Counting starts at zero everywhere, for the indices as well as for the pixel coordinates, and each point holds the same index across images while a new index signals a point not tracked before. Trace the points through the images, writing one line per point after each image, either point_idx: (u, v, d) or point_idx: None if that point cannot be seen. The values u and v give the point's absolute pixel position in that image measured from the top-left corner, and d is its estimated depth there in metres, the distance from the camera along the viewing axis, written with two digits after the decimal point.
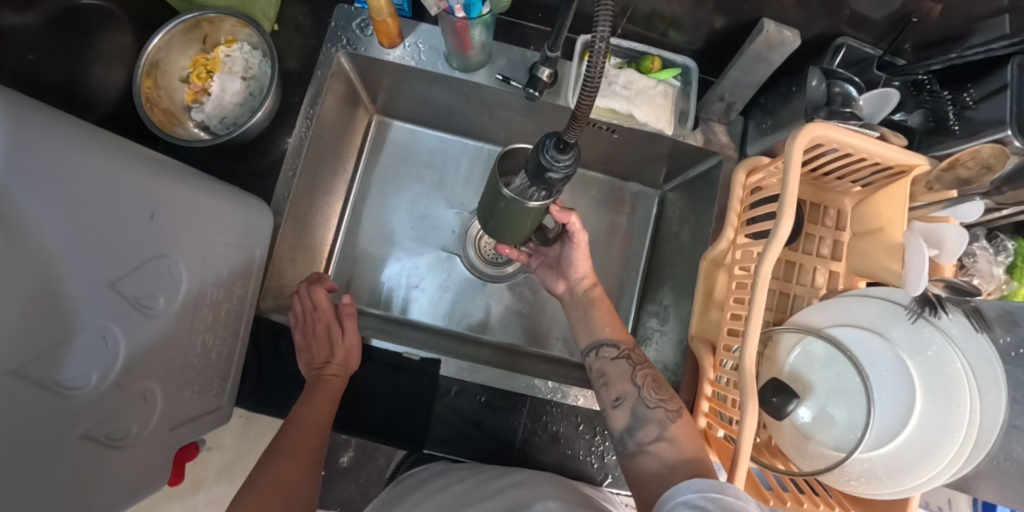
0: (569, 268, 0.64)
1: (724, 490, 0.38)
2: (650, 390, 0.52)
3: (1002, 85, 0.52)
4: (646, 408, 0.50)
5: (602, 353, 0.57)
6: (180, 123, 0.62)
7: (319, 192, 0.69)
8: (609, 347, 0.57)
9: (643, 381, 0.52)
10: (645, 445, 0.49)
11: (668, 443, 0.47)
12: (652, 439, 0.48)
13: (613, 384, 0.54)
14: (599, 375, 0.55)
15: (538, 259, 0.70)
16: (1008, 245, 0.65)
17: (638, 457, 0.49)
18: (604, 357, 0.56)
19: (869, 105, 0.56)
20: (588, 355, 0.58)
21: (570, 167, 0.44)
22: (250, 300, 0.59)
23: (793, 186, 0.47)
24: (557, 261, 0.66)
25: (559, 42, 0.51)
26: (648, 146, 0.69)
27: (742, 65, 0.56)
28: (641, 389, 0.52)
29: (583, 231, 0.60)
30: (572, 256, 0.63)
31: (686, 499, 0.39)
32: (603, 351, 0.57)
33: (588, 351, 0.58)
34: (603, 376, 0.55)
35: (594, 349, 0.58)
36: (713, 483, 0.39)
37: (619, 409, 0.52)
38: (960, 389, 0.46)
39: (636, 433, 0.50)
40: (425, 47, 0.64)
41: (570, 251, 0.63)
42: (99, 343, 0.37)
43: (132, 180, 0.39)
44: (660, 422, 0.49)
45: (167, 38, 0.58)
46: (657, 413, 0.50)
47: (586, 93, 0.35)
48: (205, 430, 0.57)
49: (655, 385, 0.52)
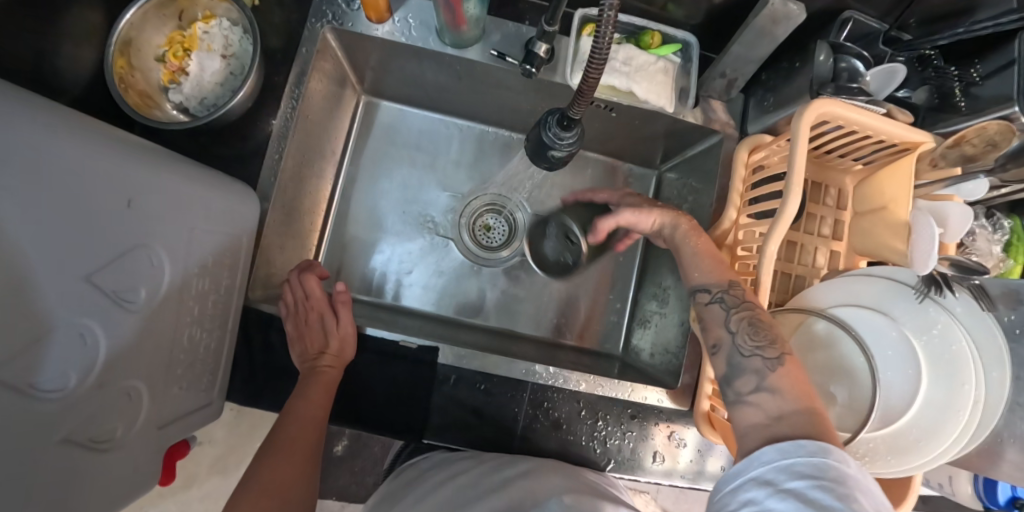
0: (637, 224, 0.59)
1: (797, 453, 0.35)
2: (745, 335, 0.44)
3: (1010, 61, 0.50)
4: (741, 357, 0.43)
5: (696, 298, 0.49)
6: (157, 105, 0.58)
7: (307, 176, 0.66)
8: (702, 292, 0.49)
9: (738, 326, 0.45)
10: (745, 396, 0.42)
11: (770, 395, 0.40)
12: (752, 390, 0.42)
13: (709, 330, 0.47)
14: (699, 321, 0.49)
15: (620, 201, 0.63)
16: (1005, 224, 0.65)
17: (737, 409, 0.43)
18: (698, 303, 0.49)
19: (875, 81, 0.55)
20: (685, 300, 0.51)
21: (574, 144, 0.43)
22: (237, 290, 0.56)
23: (800, 164, 0.45)
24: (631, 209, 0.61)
25: (557, 16, 0.48)
26: (646, 125, 0.68)
27: (745, 40, 0.54)
28: (735, 335, 0.44)
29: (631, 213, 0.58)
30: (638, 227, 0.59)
31: (756, 472, 0.36)
32: (699, 297, 0.49)
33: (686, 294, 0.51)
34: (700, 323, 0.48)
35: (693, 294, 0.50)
36: (784, 448, 0.36)
37: (717, 356, 0.45)
38: (965, 367, 0.46)
39: (735, 382, 0.43)
40: (415, 22, 0.61)
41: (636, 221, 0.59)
42: (78, 341, 0.35)
43: (106, 165, 0.36)
44: (757, 371, 0.42)
45: (140, 13, 0.55)
46: (753, 362, 0.42)
47: (594, 67, 0.35)
48: (196, 426, 0.55)
49: (751, 328, 0.44)
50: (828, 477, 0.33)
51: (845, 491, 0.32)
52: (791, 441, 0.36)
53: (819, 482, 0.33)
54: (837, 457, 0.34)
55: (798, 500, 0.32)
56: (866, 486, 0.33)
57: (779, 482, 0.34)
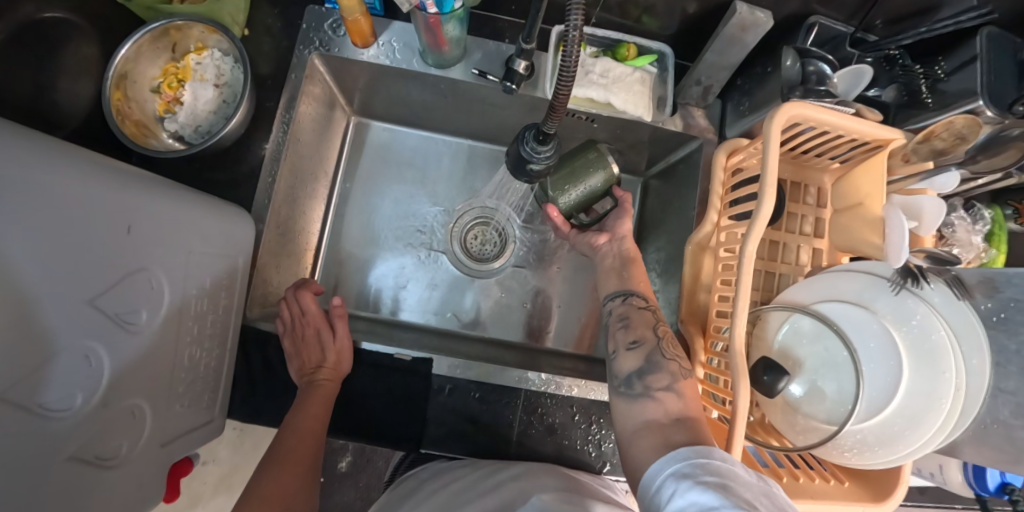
0: (613, 223, 0.65)
1: (709, 455, 0.38)
2: (669, 343, 0.51)
3: (973, 56, 0.53)
4: (661, 357, 0.50)
5: (630, 301, 0.56)
6: (153, 134, 0.60)
7: (300, 196, 0.68)
8: (638, 297, 0.57)
9: (664, 333, 0.52)
10: (653, 390, 0.47)
11: (676, 395, 0.46)
12: (661, 386, 0.47)
13: (634, 328, 0.53)
14: (621, 319, 0.55)
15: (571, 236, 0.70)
16: (985, 214, 0.66)
17: (639, 401, 0.47)
18: (631, 304, 0.56)
19: (843, 82, 0.57)
20: (612, 300, 0.58)
21: (552, 157, 0.44)
22: (235, 309, 0.58)
23: (772, 165, 0.47)
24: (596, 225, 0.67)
25: (533, 34, 0.50)
26: (627, 133, 0.70)
27: (716, 48, 0.56)
28: (660, 339, 0.51)
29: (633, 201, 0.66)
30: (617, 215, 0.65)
31: (674, 468, 0.38)
32: (632, 299, 0.56)
33: (613, 297, 0.58)
34: (624, 321, 0.54)
35: (622, 296, 0.57)
36: (699, 450, 0.39)
37: (634, 351, 0.51)
38: (946, 357, 0.47)
39: (646, 376, 0.48)
40: (399, 44, 0.63)
41: (615, 217, 0.66)
42: (82, 362, 0.37)
43: (104, 193, 0.38)
44: (672, 374, 0.48)
45: (134, 47, 0.57)
46: (671, 365, 0.49)
47: (563, 83, 0.36)
48: (199, 443, 0.56)
49: (674, 340, 0.52)
50: (736, 477, 0.36)
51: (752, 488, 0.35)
52: (702, 447, 0.40)
53: (729, 479, 0.35)
54: (740, 464, 0.38)
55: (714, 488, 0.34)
56: (767, 488, 0.36)
57: (695, 475, 0.36)
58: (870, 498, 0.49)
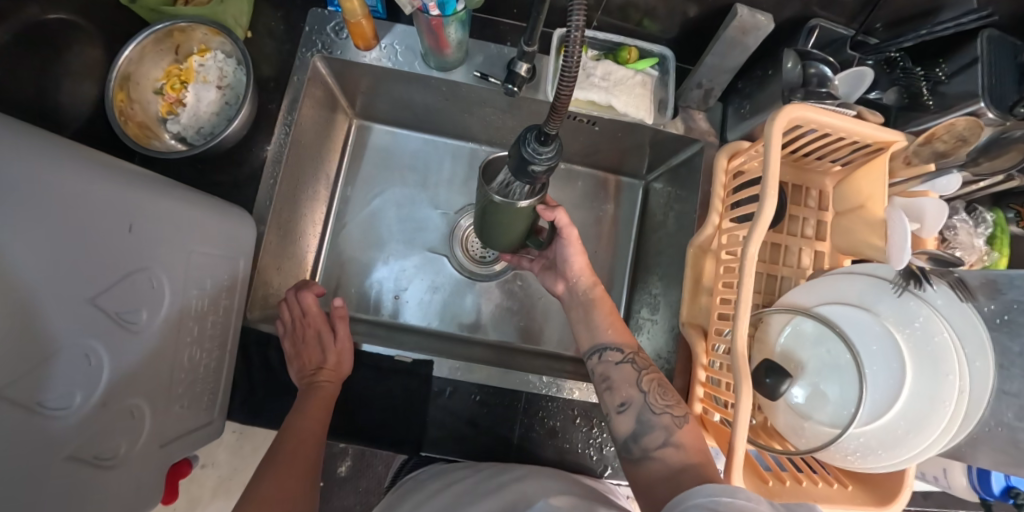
0: (566, 268, 0.64)
1: (735, 494, 0.37)
2: (656, 395, 0.51)
3: (973, 59, 0.53)
4: (651, 413, 0.50)
5: (606, 357, 0.56)
6: (155, 136, 0.60)
7: (301, 198, 0.69)
8: (613, 351, 0.56)
9: (648, 386, 0.52)
10: (650, 451, 0.48)
11: (674, 448, 0.47)
12: (659, 444, 0.48)
13: (618, 389, 0.53)
14: (604, 378, 0.55)
15: (539, 261, 0.70)
16: (987, 217, 0.66)
17: (643, 463, 0.48)
18: (607, 361, 0.56)
19: (844, 84, 0.57)
20: (590, 358, 0.57)
21: (553, 158, 0.44)
22: (236, 311, 0.58)
23: (774, 168, 0.47)
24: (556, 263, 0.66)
25: (535, 37, 0.50)
26: (628, 136, 0.70)
27: (716, 51, 0.56)
28: (646, 394, 0.52)
29: (572, 226, 0.61)
30: (567, 254, 0.63)
31: (700, 501, 0.38)
32: (608, 355, 0.56)
33: (590, 354, 0.58)
34: (607, 382, 0.55)
35: (598, 352, 0.57)
36: (726, 488, 0.38)
37: (625, 413, 0.51)
38: (949, 359, 0.47)
39: (641, 439, 0.49)
40: (401, 47, 0.63)
41: (564, 247, 0.63)
42: (83, 361, 0.37)
43: (106, 192, 0.38)
44: (666, 427, 0.49)
45: (138, 49, 0.57)
46: (663, 419, 0.49)
47: (565, 84, 0.36)
48: (198, 445, 0.55)
49: (661, 389, 0.52)
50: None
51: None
52: (733, 486, 0.39)
53: None
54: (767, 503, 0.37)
55: None
56: None
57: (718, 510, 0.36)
58: (874, 503, 0.49)
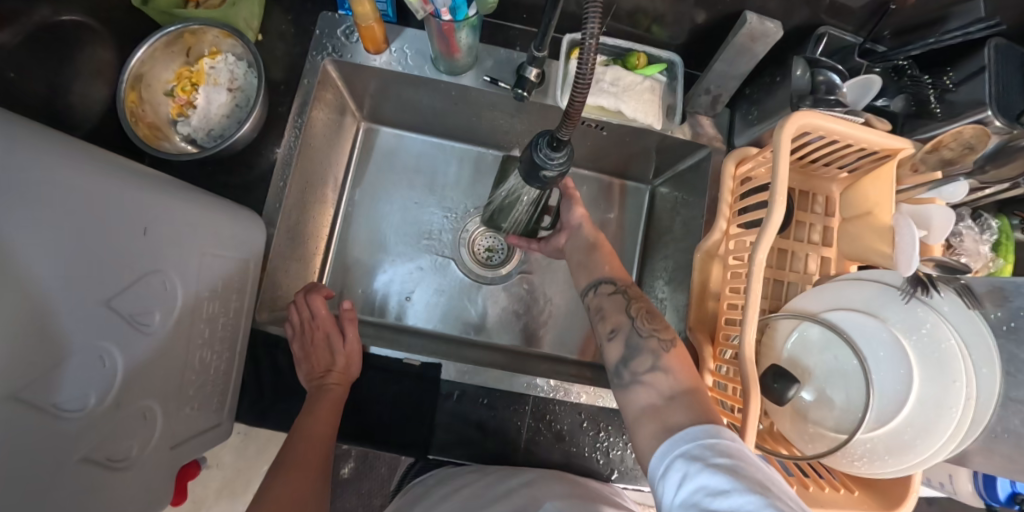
0: (568, 217, 0.65)
1: (718, 435, 0.39)
2: (643, 320, 0.52)
3: (982, 67, 0.53)
4: (639, 337, 0.51)
5: (600, 290, 0.57)
6: (165, 137, 0.61)
7: (310, 201, 0.69)
8: (608, 284, 0.57)
9: (637, 312, 0.53)
10: (639, 375, 0.48)
11: (663, 373, 0.47)
12: (647, 369, 0.48)
13: (609, 318, 0.54)
14: (598, 309, 0.56)
15: (538, 243, 0.70)
16: (993, 224, 0.67)
17: (631, 388, 0.49)
18: (602, 294, 0.57)
19: (852, 92, 0.58)
20: (586, 293, 0.58)
21: (565, 163, 0.45)
22: (246, 312, 0.58)
23: (783, 174, 0.47)
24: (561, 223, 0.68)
25: (546, 42, 0.50)
26: (635, 141, 0.70)
27: (725, 58, 0.56)
28: (634, 319, 0.52)
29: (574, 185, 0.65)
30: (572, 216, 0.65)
31: (684, 449, 0.39)
32: (602, 287, 0.57)
33: (587, 289, 0.59)
34: (601, 312, 0.56)
35: (593, 287, 0.58)
36: (707, 429, 0.39)
37: (615, 340, 0.52)
38: (955, 364, 0.47)
39: (631, 363, 0.50)
40: (411, 51, 0.64)
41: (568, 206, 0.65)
42: (97, 363, 0.37)
43: (120, 195, 0.38)
44: (653, 352, 0.49)
45: (150, 50, 0.57)
46: (650, 342, 0.50)
47: (579, 91, 0.36)
48: (208, 446, 0.55)
49: (648, 315, 0.53)
50: (746, 457, 0.36)
51: (760, 470, 0.35)
52: (712, 425, 0.40)
53: (738, 461, 0.36)
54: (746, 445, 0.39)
55: (727, 472, 0.35)
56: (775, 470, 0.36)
57: (707, 457, 0.37)
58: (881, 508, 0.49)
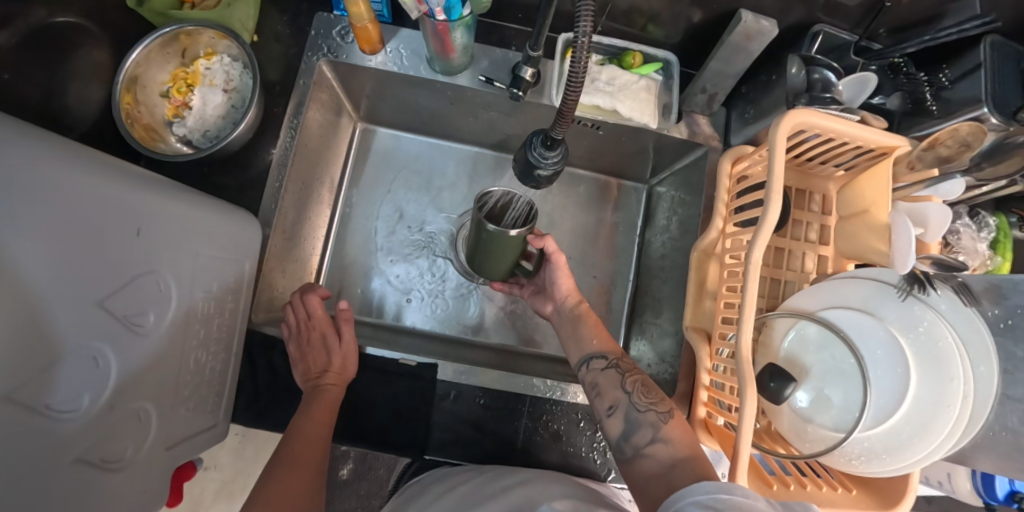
0: (553, 289, 0.66)
1: (732, 491, 0.37)
2: (640, 394, 0.52)
3: (977, 64, 0.53)
4: (637, 412, 0.51)
5: (592, 365, 0.57)
6: (161, 138, 0.61)
7: (306, 202, 0.69)
8: (598, 359, 0.57)
9: (632, 387, 0.53)
10: (641, 449, 0.48)
11: (663, 444, 0.47)
12: (648, 442, 0.48)
13: (605, 393, 0.54)
14: (591, 386, 0.56)
15: (529, 288, 0.71)
16: (991, 222, 0.66)
17: (635, 461, 0.48)
18: (594, 369, 0.56)
19: (848, 90, 0.57)
20: (578, 369, 0.58)
21: (559, 163, 0.45)
22: (241, 313, 0.58)
23: (779, 172, 0.47)
24: (544, 285, 0.68)
25: (541, 41, 0.50)
26: (631, 140, 0.70)
27: (721, 56, 0.56)
28: (631, 395, 0.52)
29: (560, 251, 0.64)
30: (555, 277, 0.65)
31: (697, 499, 0.38)
32: (594, 363, 0.57)
33: (579, 365, 0.59)
34: (595, 388, 0.55)
35: (585, 362, 0.58)
36: (721, 485, 0.38)
37: (614, 416, 0.52)
38: (953, 363, 0.47)
39: (632, 437, 0.49)
40: (406, 51, 0.64)
41: (553, 271, 0.66)
42: (91, 364, 0.37)
43: (114, 195, 0.38)
44: (652, 424, 0.49)
45: (145, 52, 0.57)
46: (648, 416, 0.50)
47: (571, 90, 0.37)
48: (203, 447, 0.55)
49: (644, 389, 0.53)
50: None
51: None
52: (728, 482, 0.39)
53: None
54: (765, 500, 0.37)
55: None
56: None
57: (717, 509, 0.36)
58: (879, 507, 0.49)
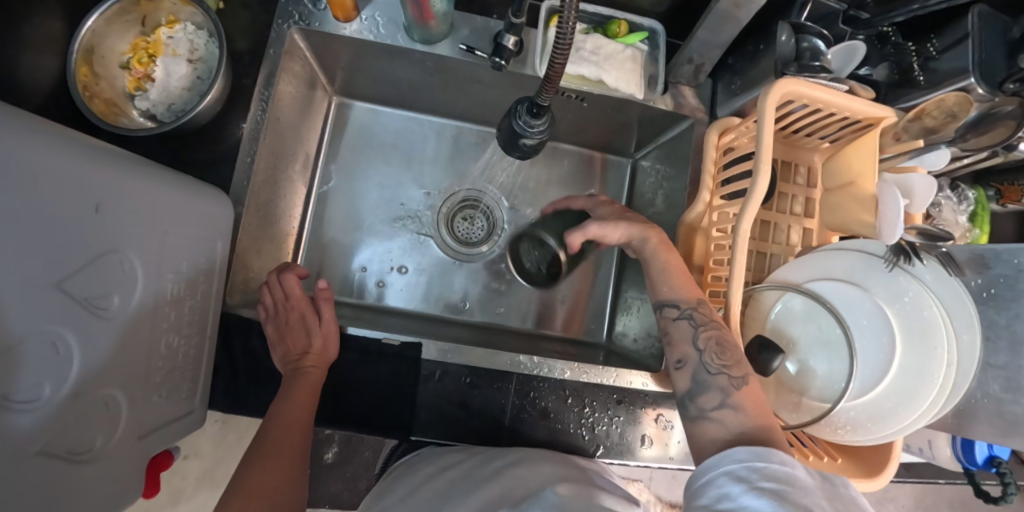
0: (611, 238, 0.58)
1: (769, 459, 0.37)
2: (713, 354, 0.46)
3: (965, 35, 0.52)
4: (707, 373, 0.46)
5: (663, 311, 0.51)
6: (123, 113, 0.57)
7: (279, 177, 0.66)
8: (671, 307, 0.50)
9: (706, 345, 0.47)
10: (707, 412, 0.45)
11: (733, 411, 0.43)
12: (716, 406, 0.44)
13: (676, 345, 0.49)
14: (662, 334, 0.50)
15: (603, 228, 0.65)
16: (970, 195, 0.67)
17: (699, 422, 0.45)
18: (665, 315, 0.50)
19: (837, 58, 0.56)
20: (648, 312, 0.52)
21: (545, 131, 0.45)
22: (215, 295, 0.56)
23: (767, 143, 0.46)
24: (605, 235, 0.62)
25: (524, 8, 0.49)
26: (617, 113, 0.68)
27: (709, 25, 0.55)
28: (703, 353, 0.46)
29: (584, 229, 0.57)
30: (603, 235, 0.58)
31: (730, 468, 0.38)
32: (666, 310, 0.50)
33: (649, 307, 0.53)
34: (665, 337, 0.50)
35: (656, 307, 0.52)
36: (757, 452, 0.38)
37: (681, 371, 0.47)
38: (937, 332, 0.47)
39: (698, 398, 0.46)
40: (383, 19, 0.60)
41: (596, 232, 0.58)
42: (51, 349, 0.35)
43: (73, 169, 0.36)
44: (723, 389, 0.45)
45: (101, 19, 0.53)
46: (719, 380, 0.45)
47: (558, 55, 0.36)
48: (180, 435, 0.53)
49: (718, 348, 0.46)
50: (796, 482, 0.35)
51: (813, 495, 0.34)
52: (763, 447, 0.38)
53: (788, 487, 0.35)
54: (804, 468, 0.37)
55: (773, 497, 0.34)
56: (829, 493, 0.35)
57: (752, 480, 0.36)
58: (863, 474, 0.49)
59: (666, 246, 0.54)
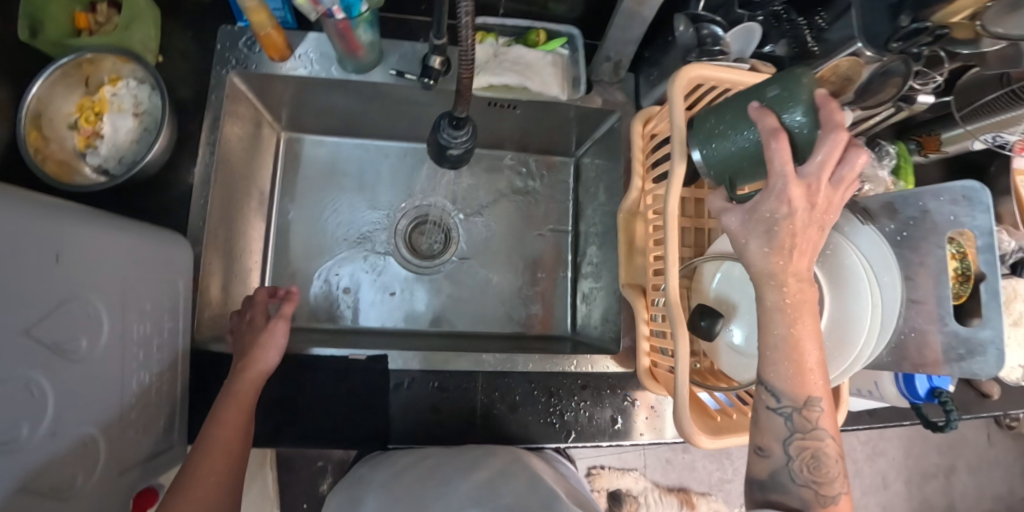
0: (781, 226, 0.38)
1: None
2: (805, 467, 0.41)
3: (846, 7, 0.56)
4: (790, 481, 0.41)
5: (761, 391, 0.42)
6: (76, 171, 0.60)
7: (235, 214, 0.68)
8: (786, 399, 0.41)
9: (799, 455, 0.41)
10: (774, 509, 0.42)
11: None
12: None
13: (762, 432, 0.42)
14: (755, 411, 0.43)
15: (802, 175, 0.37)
16: (890, 149, 0.71)
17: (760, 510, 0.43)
18: (761, 397, 0.42)
19: (737, 41, 0.60)
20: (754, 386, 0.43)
21: (468, 141, 0.48)
22: (182, 331, 0.57)
23: (679, 124, 0.48)
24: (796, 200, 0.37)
25: (443, 30, 0.52)
26: (551, 115, 0.72)
27: (618, 24, 0.59)
28: (791, 463, 0.41)
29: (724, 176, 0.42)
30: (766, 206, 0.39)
31: None
32: (771, 397, 0.41)
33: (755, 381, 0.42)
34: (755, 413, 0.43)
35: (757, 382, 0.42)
36: None
37: (761, 460, 0.42)
38: (858, 280, 0.51)
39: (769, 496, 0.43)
40: (316, 55, 0.64)
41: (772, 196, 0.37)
42: (26, 392, 0.36)
43: (36, 220, 0.38)
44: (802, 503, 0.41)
45: (45, 84, 0.56)
46: (804, 494, 0.41)
47: (465, 69, 0.40)
48: (161, 471, 0.55)
49: (814, 463, 0.41)
50: None
51: None
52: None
53: None
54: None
55: None
56: None
57: None
58: None
59: (799, 315, 0.39)
